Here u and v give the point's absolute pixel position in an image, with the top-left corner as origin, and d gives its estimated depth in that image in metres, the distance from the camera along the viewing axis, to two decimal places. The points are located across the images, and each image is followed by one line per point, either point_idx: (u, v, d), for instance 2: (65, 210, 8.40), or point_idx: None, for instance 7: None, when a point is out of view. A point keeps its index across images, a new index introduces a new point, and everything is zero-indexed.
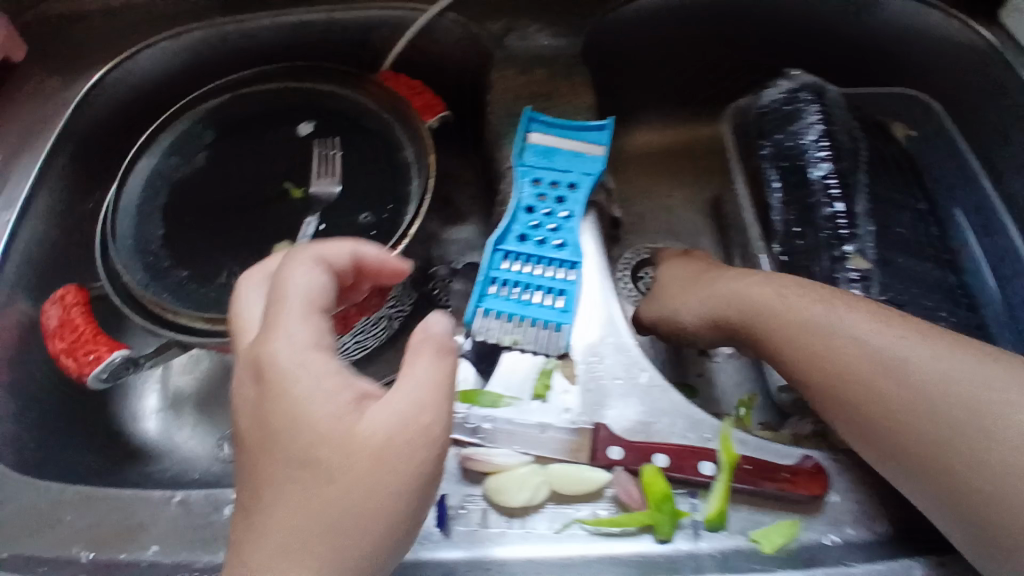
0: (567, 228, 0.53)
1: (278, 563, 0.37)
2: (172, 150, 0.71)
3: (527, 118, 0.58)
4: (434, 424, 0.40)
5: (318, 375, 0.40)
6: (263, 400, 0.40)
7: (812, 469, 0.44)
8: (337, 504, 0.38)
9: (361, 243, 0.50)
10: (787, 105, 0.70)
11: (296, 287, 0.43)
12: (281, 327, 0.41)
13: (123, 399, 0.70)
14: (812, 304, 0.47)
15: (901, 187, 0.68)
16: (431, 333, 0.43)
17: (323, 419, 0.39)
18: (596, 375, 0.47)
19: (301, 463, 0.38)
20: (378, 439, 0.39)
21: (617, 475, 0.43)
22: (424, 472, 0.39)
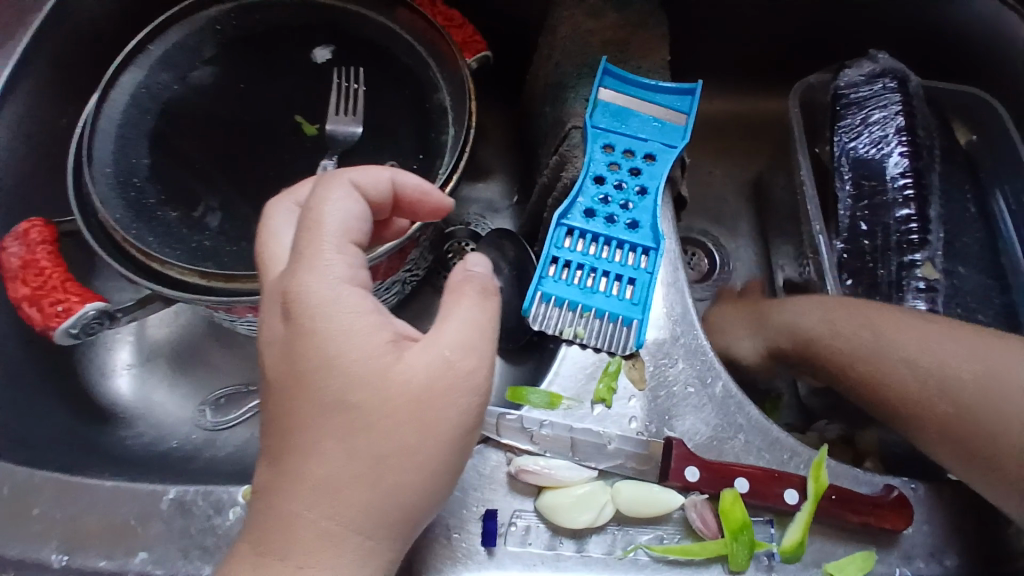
0: (640, 206, 0.47)
1: (312, 510, 0.33)
2: (164, 64, 0.61)
3: (602, 71, 0.51)
4: (480, 372, 0.35)
5: (353, 312, 0.34)
6: (292, 336, 0.34)
7: (896, 501, 0.39)
8: (373, 452, 0.33)
9: (399, 170, 0.41)
10: (866, 88, 0.64)
11: (329, 213, 0.36)
12: (312, 254, 0.35)
13: (94, 352, 0.64)
14: (860, 327, 0.44)
15: (955, 183, 0.63)
16: (474, 274, 0.38)
17: (358, 358, 0.33)
18: (665, 380, 0.42)
19: (331, 407, 0.33)
20: (419, 383, 0.33)
21: (693, 499, 0.38)
22: (467, 422, 0.34)
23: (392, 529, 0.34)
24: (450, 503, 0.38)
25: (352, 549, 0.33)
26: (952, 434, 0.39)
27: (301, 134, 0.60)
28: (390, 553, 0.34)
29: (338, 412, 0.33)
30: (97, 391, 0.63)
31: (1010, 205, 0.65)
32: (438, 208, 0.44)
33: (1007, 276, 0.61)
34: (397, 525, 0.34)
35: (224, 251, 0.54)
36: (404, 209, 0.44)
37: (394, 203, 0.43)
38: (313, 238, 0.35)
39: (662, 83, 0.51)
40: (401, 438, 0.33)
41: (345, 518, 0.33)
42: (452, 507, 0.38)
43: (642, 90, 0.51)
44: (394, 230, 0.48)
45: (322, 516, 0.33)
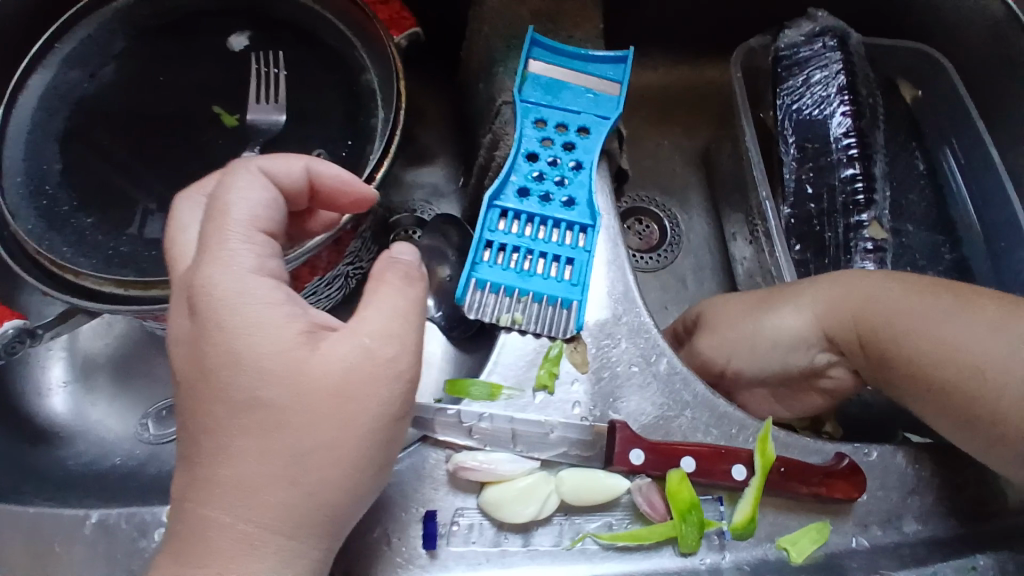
0: (577, 182, 0.45)
1: (227, 514, 0.30)
2: (73, 62, 0.57)
3: (529, 42, 0.48)
4: (403, 358, 0.33)
5: (263, 304, 0.32)
6: (196, 333, 0.32)
7: (846, 469, 0.38)
8: (291, 449, 0.31)
9: (316, 158, 0.40)
10: (807, 48, 0.62)
11: (236, 203, 0.34)
12: (216, 246, 0.32)
13: (24, 370, 0.60)
14: (912, 300, 0.39)
15: (902, 143, 0.63)
16: (399, 262, 0.36)
17: (268, 352, 0.31)
18: (608, 361, 0.40)
19: (242, 405, 0.31)
20: (336, 374, 0.31)
21: (641, 484, 0.36)
22: (389, 413, 0.32)
23: (318, 527, 0.31)
24: (388, 506, 0.36)
25: (274, 553, 0.31)
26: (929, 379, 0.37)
27: (221, 126, 0.55)
28: (314, 552, 0.32)
29: (251, 410, 0.31)
30: (30, 411, 0.60)
31: (960, 160, 0.64)
32: (358, 200, 0.41)
33: (951, 234, 0.61)
34: (323, 523, 0.31)
35: (144, 256, 0.50)
36: (323, 201, 0.41)
37: (310, 193, 0.40)
38: (217, 228, 0.33)
39: (594, 52, 0.49)
40: (321, 432, 0.31)
41: (263, 519, 0.30)
42: (392, 511, 0.36)
43: (573, 59, 0.48)
44: (318, 220, 0.44)
45: (238, 520, 0.30)
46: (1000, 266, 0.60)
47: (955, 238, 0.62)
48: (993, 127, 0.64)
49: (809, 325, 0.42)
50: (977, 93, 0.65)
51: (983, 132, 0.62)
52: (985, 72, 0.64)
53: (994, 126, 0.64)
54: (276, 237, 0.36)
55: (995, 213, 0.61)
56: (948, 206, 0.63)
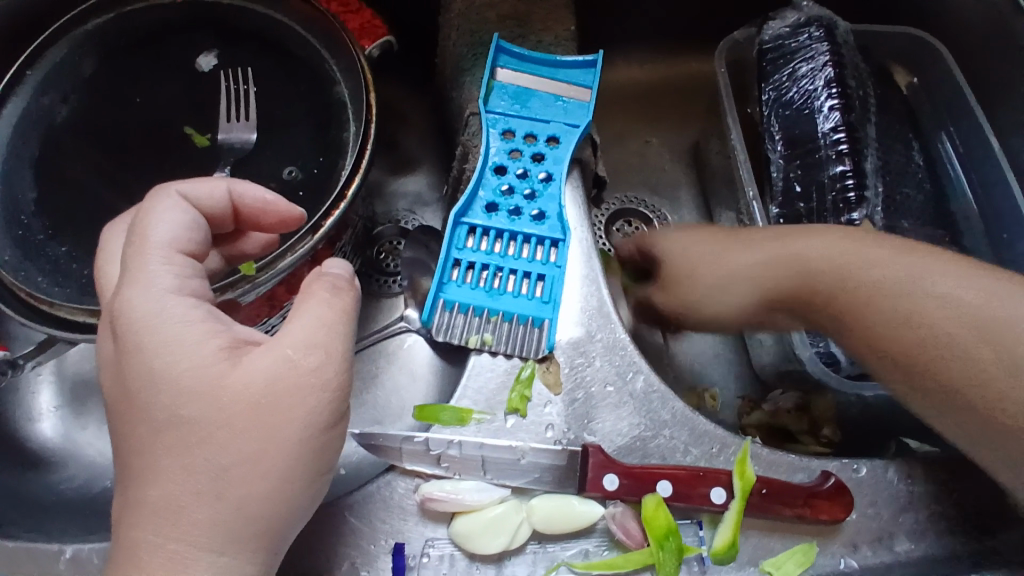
0: (546, 194, 0.44)
1: (153, 534, 0.28)
2: (45, 88, 0.56)
3: (494, 49, 0.46)
4: (327, 368, 0.31)
5: (180, 322, 0.30)
6: (117, 356, 0.31)
7: (833, 489, 0.36)
8: (213, 465, 0.29)
9: (241, 180, 0.39)
10: (791, 40, 0.60)
11: (155, 226, 0.32)
12: (132, 267, 0.31)
13: (14, 399, 0.60)
14: (881, 263, 0.39)
15: (898, 134, 0.61)
16: (327, 274, 0.34)
17: (187, 372, 0.30)
18: (583, 380, 0.39)
19: (163, 424, 0.29)
20: (258, 387, 0.30)
21: (614, 509, 0.35)
22: (319, 421, 0.30)
23: (248, 542, 0.29)
24: (354, 537, 0.35)
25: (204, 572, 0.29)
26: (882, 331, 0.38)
27: (192, 146, 0.55)
28: (250, 569, 0.30)
29: (172, 428, 0.29)
30: (22, 438, 0.59)
31: (956, 147, 0.63)
32: (285, 217, 0.40)
33: (951, 228, 0.59)
34: (256, 540, 0.30)
35: None
36: (252, 219, 0.41)
37: (235, 217, 0.40)
38: (133, 249, 0.32)
39: (563, 58, 0.47)
40: (242, 446, 0.29)
41: (190, 537, 0.29)
42: (359, 543, 0.35)
43: (541, 66, 0.47)
44: (253, 241, 0.43)
45: (167, 539, 0.28)
46: (1004, 255, 0.59)
47: (956, 232, 0.59)
48: (994, 112, 0.62)
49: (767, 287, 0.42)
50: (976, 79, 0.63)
51: (982, 119, 0.61)
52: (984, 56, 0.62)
53: (993, 113, 0.62)
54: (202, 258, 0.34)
55: (997, 203, 0.60)
56: (949, 195, 0.61)
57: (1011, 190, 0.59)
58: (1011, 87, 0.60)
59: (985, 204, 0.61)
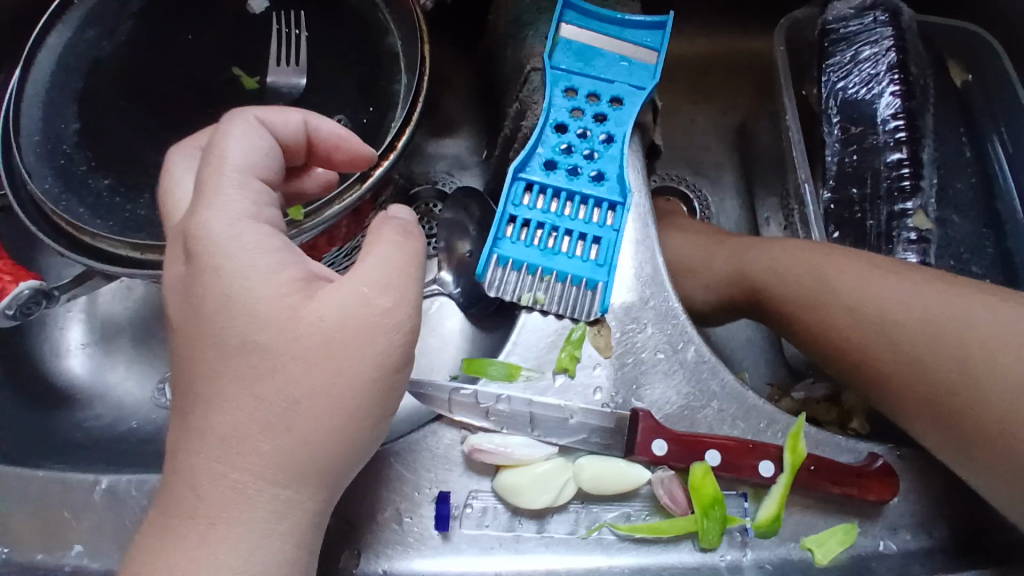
0: (606, 156, 0.43)
1: (219, 462, 0.28)
2: (91, 20, 0.55)
3: (561, 4, 0.45)
4: (402, 309, 0.31)
5: (256, 247, 0.30)
6: (191, 278, 0.31)
7: (881, 471, 0.36)
8: (283, 397, 0.29)
9: (315, 113, 0.39)
10: (856, 21, 0.59)
11: (231, 148, 0.32)
12: (210, 189, 0.31)
13: (41, 333, 0.57)
14: (811, 267, 0.42)
15: (950, 125, 0.60)
16: (395, 219, 0.34)
17: (262, 299, 0.30)
18: (633, 346, 0.38)
19: (236, 350, 0.29)
20: (332, 323, 0.30)
21: (662, 475, 0.35)
22: (387, 363, 0.30)
23: (309, 478, 0.29)
24: (399, 484, 0.35)
25: (265, 503, 0.29)
26: (814, 327, 0.40)
27: (240, 88, 0.53)
28: (310, 505, 0.30)
29: (245, 357, 0.29)
30: (49, 372, 0.57)
31: (1007, 149, 0.61)
32: (355, 156, 0.41)
33: (1000, 226, 0.58)
34: (315, 475, 0.30)
35: (160, 219, 0.49)
36: (320, 156, 0.41)
37: (307, 150, 0.40)
38: (210, 171, 0.32)
39: (631, 16, 0.46)
40: (310, 379, 0.29)
41: (257, 468, 0.29)
42: (404, 489, 0.35)
43: (608, 24, 0.46)
44: (314, 180, 0.43)
45: (231, 469, 0.28)
46: None
47: (1002, 233, 0.57)
48: None
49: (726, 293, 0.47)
50: None
51: None
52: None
53: None
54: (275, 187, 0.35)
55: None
56: (998, 200, 0.59)
57: None
58: None
59: None
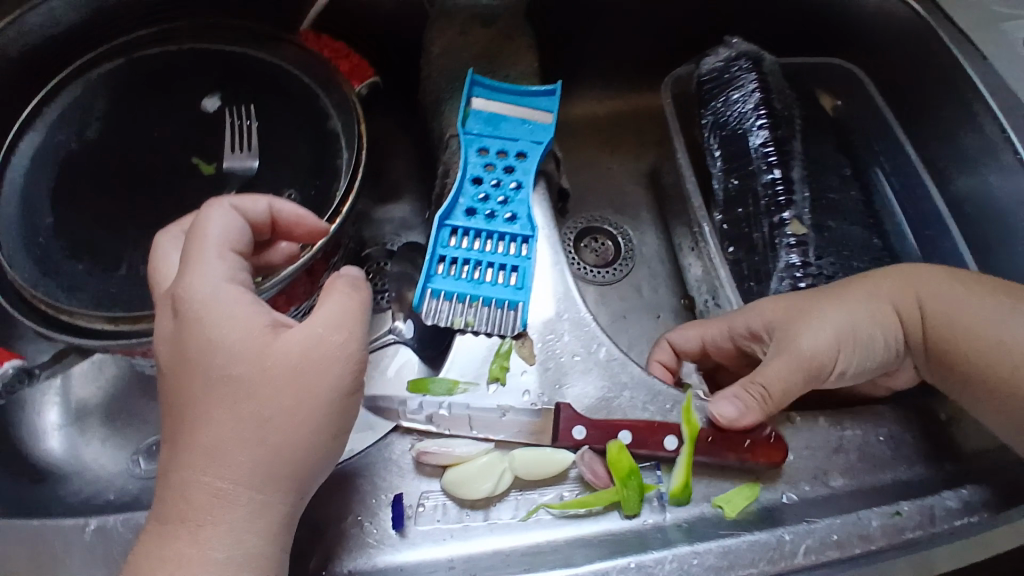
0: (517, 200, 0.51)
1: (203, 473, 0.34)
2: (59, 124, 0.61)
3: (470, 83, 0.55)
4: (352, 343, 0.36)
5: (232, 302, 0.36)
6: (178, 330, 0.36)
7: (770, 439, 0.42)
8: (256, 415, 0.34)
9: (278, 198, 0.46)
10: (725, 74, 0.70)
11: (211, 228, 0.39)
12: (194, 259, 0.38)
13: (20, 417, 0.60)
14: (977, 303, 0.45)
15: (831, 153, 0.71)
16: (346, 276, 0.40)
17: (237, 341, 0.35)
18: (554, 353, 0.45)
19: (214, 381, 0.35)
20: (296, 354, 0.35)
21: (583, 455, 0.41)
22: (343, 385, 0.36)
23: (280, 482, 0.34)
24: (357, 493, 0.40)
25: (244, 506, 0.34)
26: (985, 363, 0.44)
27: (199, 174, 0.61)
28: (283, 506, 0.35)
29: (223, 386, 0.35)
30: (28, 454, 0.59)
31: (888, 174, 0.75)
32: (313, 231, 0.48)
33: (881, 229, 0.69)
34: (285, 479, 0.35)
35: (132, 293, 0.55)
36: (284, 230, 0.48)
37: (271, 226, 0.47)
38: (195, 246, 0.38)
39: (528, 88, 0.56)
40: (279, 399, 0.35)
41: (235, 476, 0.34)
42: (361, 497, 0.40)
43: (510, 95, 0.56)
44: (279, 253, 0.49)
45: (213, 478, 0.34)
46: (926, 252, 0.70)
47: (887, 237, 0.71)
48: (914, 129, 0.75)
49: (886, 323, 0.47)
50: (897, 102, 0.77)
51: (902, 137, 0.75)
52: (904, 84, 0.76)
53: (919, 134, 0.75)
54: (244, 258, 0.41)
55: (920, 208, 0.72)
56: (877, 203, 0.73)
57: (930, 197, 0.72)
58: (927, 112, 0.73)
59: (914, 215, 0.73)
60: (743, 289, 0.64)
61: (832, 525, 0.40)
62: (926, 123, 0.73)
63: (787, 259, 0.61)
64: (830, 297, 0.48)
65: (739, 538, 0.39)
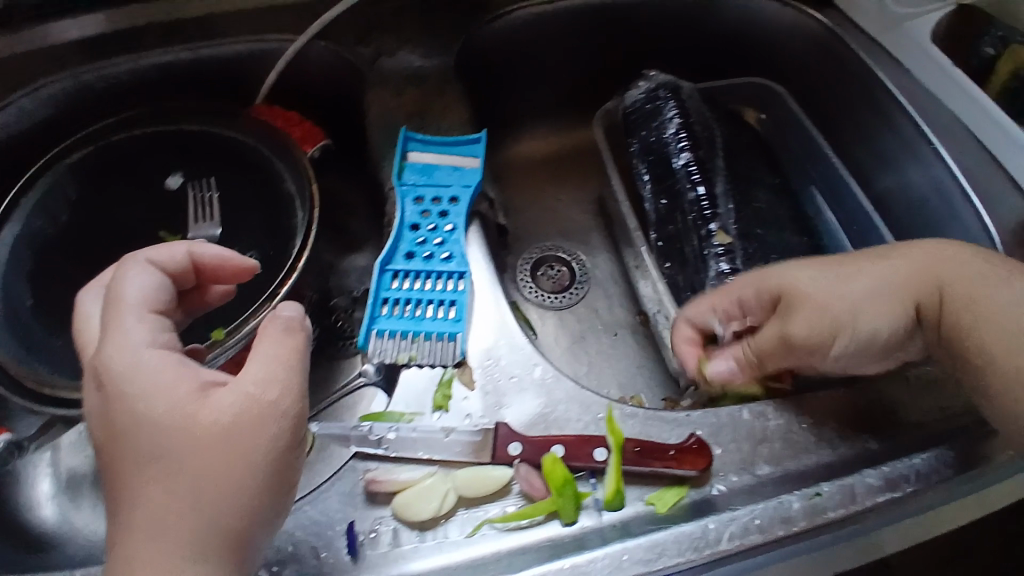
0: (452, 240, 0.56)
1: (146, 543, 0.37)
2: (35, 210, 0.66)
3: (403, 139, 0.61)
4: (283, 397, 0.40)
5: (156, 368, 0.40)
6: (106, 402, 0.40)
7: (694, 446, 0.46)
8: (192, 482, 0.38)
9: (198, 242, 0.49)
10: (648, 103, 0.76)
11: (128, 289, 0.44)
12: (115, 328, 0.42)
13: (14, 491, 0.63)
14: (997, 286, 0.46)
15: (757, 167, 0.76)
16: (280, 316, 0.43)
17: (166, 408, 0.39)
18: (493, 376, 0.49)
19: (148, 454, 0.38)
20: (224, 420, 0.39)
21: (518, 469, 0.44)
22: (276, 443, 0.39)
23: (222, 542, 0.38)
24: (314, 525, 0.43)
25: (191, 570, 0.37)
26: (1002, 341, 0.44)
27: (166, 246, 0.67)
28: (227, 564, 0.38)
29: (158, 455, 0.38)
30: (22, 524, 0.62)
31: (822, 189, 0.78)
32: (238, 270, 0.51)
33: (811, 229, 0.74)
34: (226, 538, 0.38)
35: None
36: (208, 274, 0.50)
37: (194, 271, 0.49)
38: (114, 313, 0.42)
39: (456, 138, 0.62)
40: (212, 465, 0.38)
41: (178, 543, 0.37)
42: (317, 530, 0.43)
43: (441, 147, 0.62)
44: (213, 294, 0.54)
45: (157, 547, 0.37)
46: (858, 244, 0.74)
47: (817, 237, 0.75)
48: (835, 133, 0.81)
49: (905, 301, 0.48)
50: (816, 108, 0.83)
51: (819, 141, 0.80)
52: (818, 92, 0.82)
53: (839, 137, 0.80)
54: (164, 313, 0.45)
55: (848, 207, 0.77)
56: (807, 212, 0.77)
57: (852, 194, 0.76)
58: (841, 118, 0.80)
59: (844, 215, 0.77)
60: (682, 300, 0.68)
61: (753, 511, 0.43)
62: (844, 126, 0.79)
63: (717, 267, 0.65)
64: (843, 273, 0.49)
65: (666, 532, 0.42)
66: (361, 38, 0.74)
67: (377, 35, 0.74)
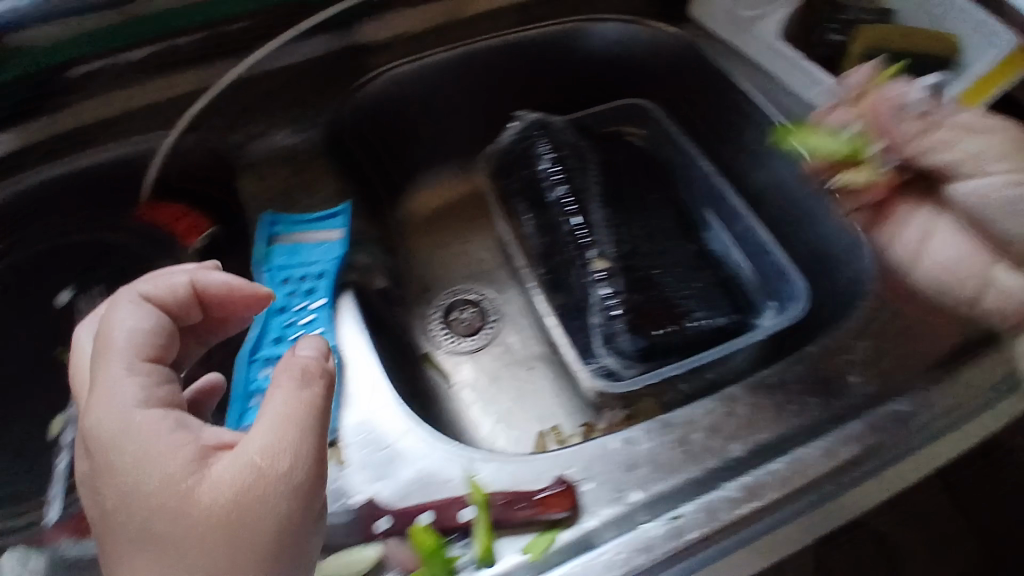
0: (319, 318, 0.58)
1: None
2: None
3: (267, 222, 0.62)
4: (295, 470, 0.36)
5: (149, 433, 0.36)
6: (94, 467, 0.36)
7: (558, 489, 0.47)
8: (189, 568, 0.34)
9: (200, 274, 0.46)
10: (522, 141, 0.80)
11: (117, 334, 0.39)
12: (102, 383, 0.37)
13: None
14: None
15: (637, 186, 0.79)
16: (299, 359, 0.39)
17: (160, 482, 0.35)
18: (366, 451, 0.50)
19: (140, 532, 0.34)
20: (222, 500, 0.35)
21: (389, 544, 0.45)
22: (281, 521, 0.35)
23: None
24: None
25: None
26: None
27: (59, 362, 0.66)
28: None
29: (151, 536, 0.34)
30: None
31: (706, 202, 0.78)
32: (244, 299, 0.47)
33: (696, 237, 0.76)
34: None
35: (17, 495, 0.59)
36: (213, 306, 0.47)
37: (200, 303, 0.46)
38: (104, 358, 0.38)
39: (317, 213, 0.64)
40: (210, 550, 0.34)
41: None
42: None
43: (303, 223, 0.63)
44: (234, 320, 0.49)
45: None
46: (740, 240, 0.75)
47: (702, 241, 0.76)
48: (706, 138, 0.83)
49: None
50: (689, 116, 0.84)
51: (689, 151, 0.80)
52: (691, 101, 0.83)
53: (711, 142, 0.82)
54: (163, 356, 0.41)
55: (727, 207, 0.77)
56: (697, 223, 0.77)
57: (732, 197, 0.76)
58: (709, 124, 0.82)
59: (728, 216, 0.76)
60: (575, 327, 0.70)
61: (618, 544, 0.44)
62: (711, 131, 0.82)
63: (597, 293, 0.69)
64: None
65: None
66: (232, 124, 0.75)
67: (248, 121, 0.75)
